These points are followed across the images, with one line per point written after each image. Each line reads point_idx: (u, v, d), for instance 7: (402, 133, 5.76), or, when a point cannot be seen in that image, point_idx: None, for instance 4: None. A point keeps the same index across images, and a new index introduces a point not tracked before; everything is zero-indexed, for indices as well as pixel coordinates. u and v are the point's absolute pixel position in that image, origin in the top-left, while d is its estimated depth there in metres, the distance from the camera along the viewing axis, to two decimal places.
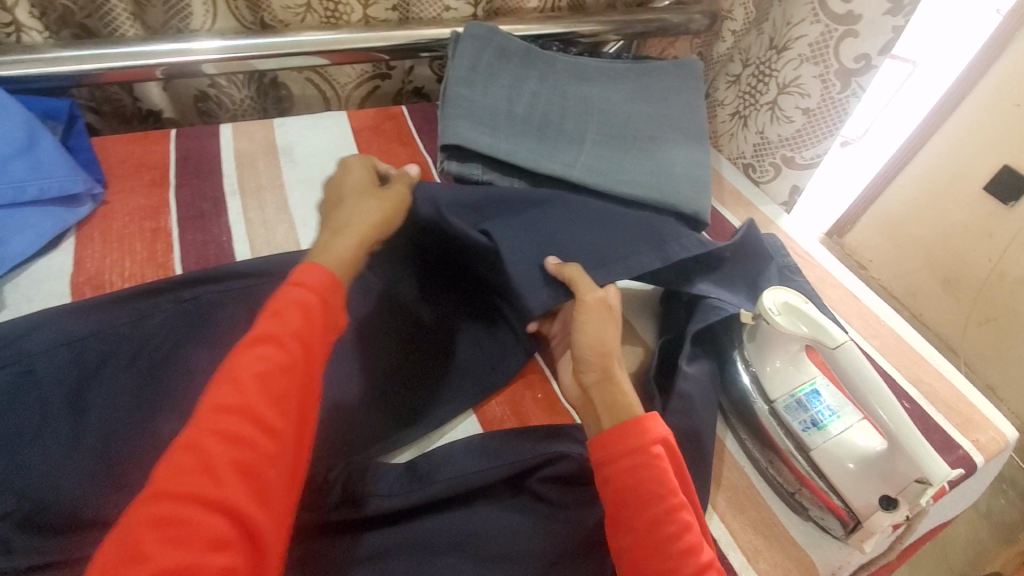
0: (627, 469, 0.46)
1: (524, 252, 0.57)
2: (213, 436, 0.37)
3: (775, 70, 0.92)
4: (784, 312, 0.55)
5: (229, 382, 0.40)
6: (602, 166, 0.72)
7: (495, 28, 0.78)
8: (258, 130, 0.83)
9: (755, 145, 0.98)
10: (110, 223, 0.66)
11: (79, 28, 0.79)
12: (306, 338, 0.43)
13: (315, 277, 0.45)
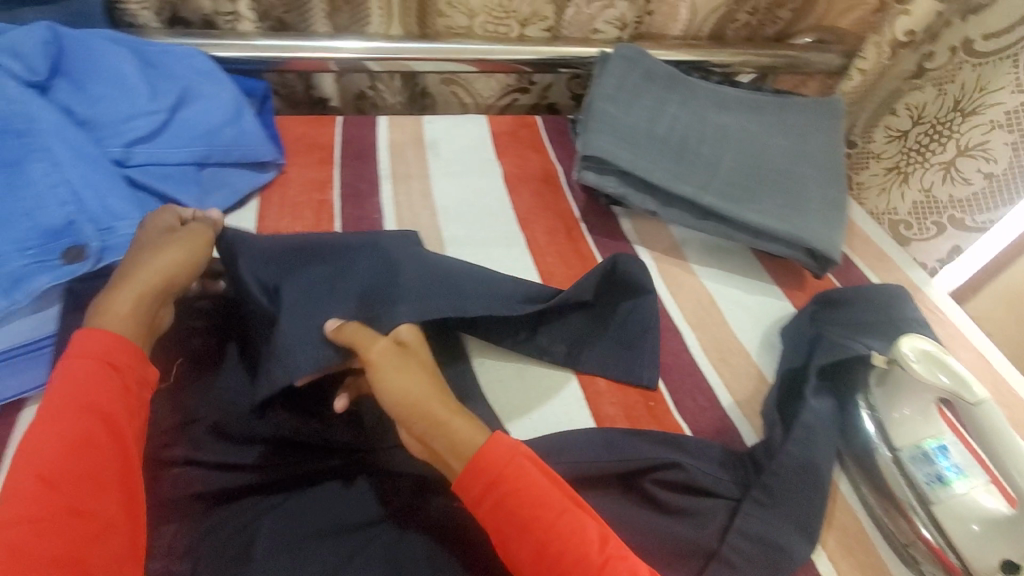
0: (498, 490, 0.43)
1: (312, 301, 0.52)
2: (22, 528, 0.37)
3: (955, 131, 0.86)
4: (924, 360, 0.55)
5: (27, 466, 0.40)
6: (734, 194, 0.73)
7: (643, 53, 0.82)
8: (410, 124, 0.91)
9: (915, 204, 0.92)
10: (286, 191, 0.76)
11: (276, 21, 0.90)
12: (90, 401, 0.43)
13: (101, 344, 0.46)
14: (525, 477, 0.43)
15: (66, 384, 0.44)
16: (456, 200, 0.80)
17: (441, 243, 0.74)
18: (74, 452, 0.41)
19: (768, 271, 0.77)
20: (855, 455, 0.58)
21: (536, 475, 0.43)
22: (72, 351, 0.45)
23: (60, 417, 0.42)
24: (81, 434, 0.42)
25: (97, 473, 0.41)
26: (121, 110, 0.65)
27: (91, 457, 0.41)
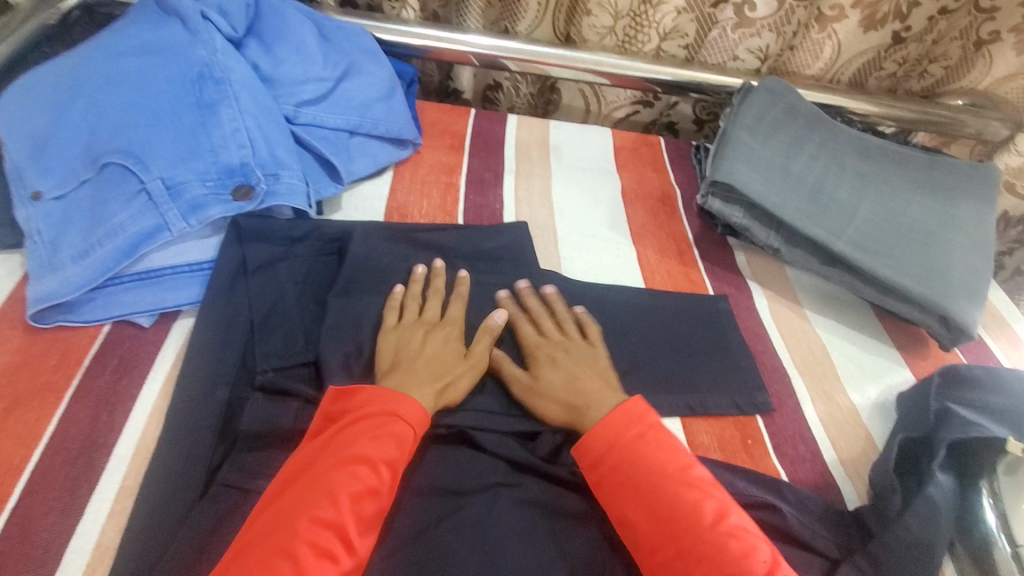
0: (625, 442, 0.49)
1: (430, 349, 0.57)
2: (321, 487, 0.43)
3: None
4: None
5: (345, 445, 0.45)
6: (869, 245, 0.70)
7: (790, 88, 0.81)
8: (537, 127, 0.94)
9: None
10: (418, 169, 0.80)
11: (432, 14, 0.99)
12: (402, 437, 0.47)
13: (412, 410, 0.48)
14: (655, 442, 0.49)
15: (365, 429, 0.46)
16: (572, 204, 0.81)
17: (554, 243, 0.75)
18: (356, 500, 0.43)
19: (890, 335, 0.73)
20: (970, 545, 0.53)
21: (664, 443, 0.49)
22: (377, 396, 0.49)
23: (367, 431, 0.46)
24: (351, 502, 0.42)
25: (340, 546, 0.41)
26: (299, 73, 0.72)
27: (353, 532, 0.42)
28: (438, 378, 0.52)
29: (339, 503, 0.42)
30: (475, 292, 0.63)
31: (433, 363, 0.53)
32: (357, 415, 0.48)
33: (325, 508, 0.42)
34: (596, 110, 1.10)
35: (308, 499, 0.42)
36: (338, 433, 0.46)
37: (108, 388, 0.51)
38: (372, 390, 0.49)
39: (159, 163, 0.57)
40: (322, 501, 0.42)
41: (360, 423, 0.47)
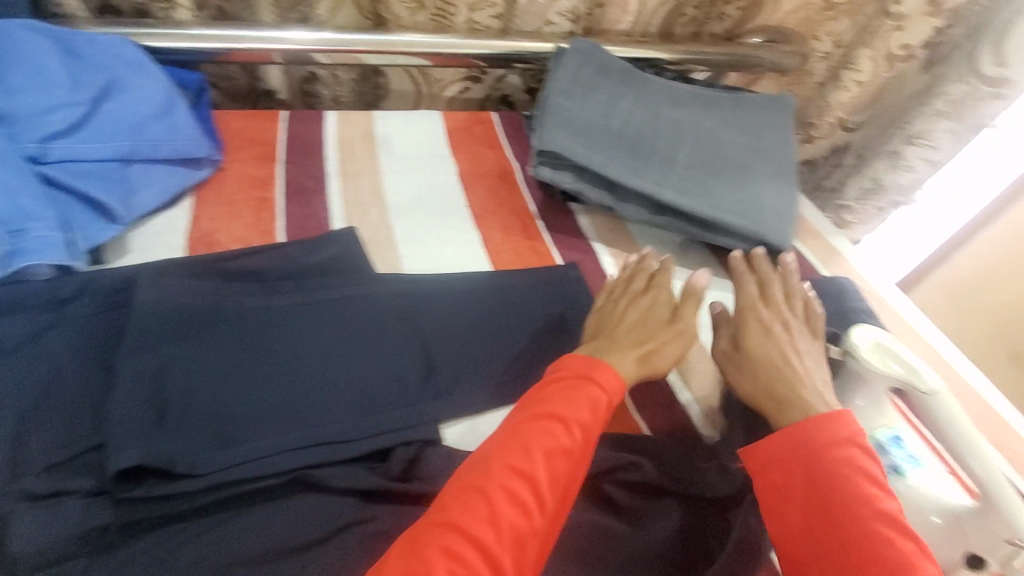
0: (823, 460, 0.46)
1: (251, 391, 0.51)
2: (535, 449, 0.45)
3: (908, 122, 1.02)
4: (874, 352, 0.55)
5: (562, 403, 0.48)
6: (690, 188, 0.73)
7: (598, 46, 0.82)
8: (360, 120, 0.87)
9: (867, 189, 1.11)
10: (224, 188, 0.71)
11: (216, 12, 0.86)
12: (597, 403, 0.49)
13: (608, 377, 0.51)
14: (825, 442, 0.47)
15: (562, 394, 0.49)
16: (407, 198, 0.76)
17: (391, 242, 0.70)
18: (550, 455, 0.45)
19: (725, 268, 0.78)
20: None
21: (868, 466, 0.46)
22: (569, 361, 0.52)
23: (580, 394, 0.49)
24: (541, 453, 0.45)
25: (532, 498, 0.43)
26: (39, 102, 0.60)
27: (544, 485, 0.44)
28: (636, 328, 0.57)
29: (533, 457, 0.45)
30: (305, 315, 0.57)
31: (636, 328, 0.57)
32: (548, 382, 0.50)
33: (520, 460, 0.44)
34: (427, 91, 1.05)
35: (499, 450, 0.45)
36: (535, 405, 0.48)
37: None
38: (564, 359, 0.52)
39: None
40: (518, 455, 0.45)
41: (562, 386, 0.50)
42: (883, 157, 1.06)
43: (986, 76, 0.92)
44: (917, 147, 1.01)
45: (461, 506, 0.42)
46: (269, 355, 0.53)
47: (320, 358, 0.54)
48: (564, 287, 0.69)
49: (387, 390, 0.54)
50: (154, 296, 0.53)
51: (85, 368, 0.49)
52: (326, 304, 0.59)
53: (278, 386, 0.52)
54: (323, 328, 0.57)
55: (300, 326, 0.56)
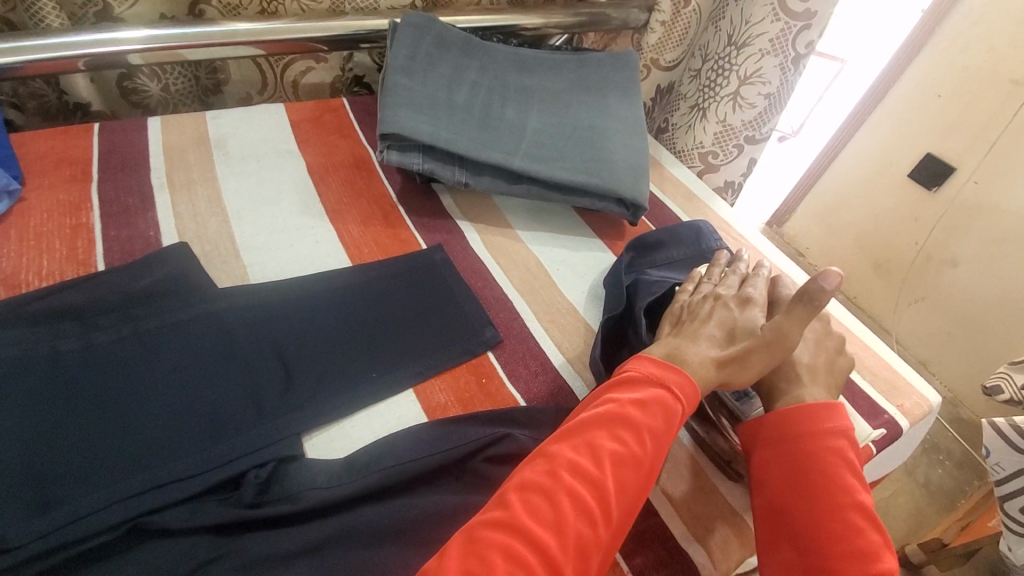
0: (795, 444, 0.50)
1: (73, 443, 0.45)
2: (578, 450, 0.45)
3: (735, 63, 0.99)
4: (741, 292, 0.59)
5: (630, 409, 0.48)
6: (543, 154, 0.73)
7: (434, 19, 0.79)
8: (190, 123, 0.79)
9: (716, 133, 1.07)
10: (26, 221, 0.62)
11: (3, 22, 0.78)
12: (668, 409, 0.49)
13: (681, 385, 0.50)
14: (801, 429, 0.50)
15: (632, 399, 0.48)
16: (253, 202, 0.71)
17: (236, 252, 0.65)
18: (619, 462, 0.45)
19: (591, 227, 0.79)
20: None
21: (846, 455, 0.49)
22: (641, 366, 0.51)
23: (623, 399, 0.48)
24: (606, 462, 0.44)
25: (597, 503, 0.42)
26: None
27: (611, 492, 0.43)
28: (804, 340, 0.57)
29: (603, 464, 0.44)
30: (135, 349, 0.52)
31: (730, 339, 0.55)
32: (624, 386, 0.50)
33: (589, 464, 0.44)
34: (270, 78, 0.99)
35: (572, 458, 0.44)
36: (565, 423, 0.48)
37: None
38: (639, 361, 0.52)
39: None
40: (584, 455, 0.45)
41: (626, 393, 0.49)
42: (722, 99, 1.03)
43: (792, 11, 0.90)
44: (753, 85, 0.99)
45: (500, 525, 0.40)
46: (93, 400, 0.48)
47: (158, 391, 0.49)
48: (431, 271, 0.67)
49: (240, 412, 0.50)
50: None
51: None
52: (160, 332, 0.53)
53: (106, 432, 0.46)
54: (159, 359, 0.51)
55: (128, 361, 0.51)
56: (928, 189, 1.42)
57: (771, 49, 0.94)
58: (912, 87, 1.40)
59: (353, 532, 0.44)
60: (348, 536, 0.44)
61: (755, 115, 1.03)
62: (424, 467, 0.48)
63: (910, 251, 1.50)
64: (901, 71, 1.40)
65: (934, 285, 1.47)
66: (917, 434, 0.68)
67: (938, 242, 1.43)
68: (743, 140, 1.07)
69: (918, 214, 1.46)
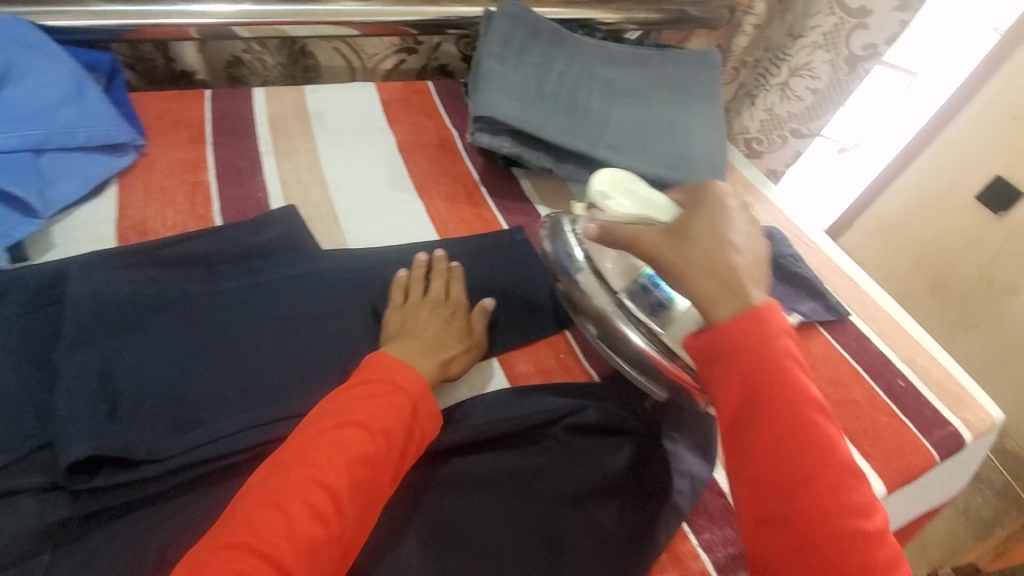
0: (741, 349, 0.43)
1: (204, 377, 0.50)
2: (297, 454, 0.43)
3: (788, 55, 1.03)
4: (617, 196, 0.57)
5: (337, 415, 0.45)
6: (625, 146, 0.75)
7: (528, 8, 0.82)
8: (291, 96, 0.85)
9: (763, 121, 1.12)
10: (151, 174, 0.68)
11: None
12: (399, 411, 0.46)
13: (410, 380, 0.49)
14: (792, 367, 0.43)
15: (358, 399, 0.46)
16: (348, 173, 0.75)
17: (335, 219, 0.70)
18: (353, 464, 0.43)
19: None
20: None
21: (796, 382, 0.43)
22: (383, 366, 0.49)
23: (347, 400, 0.46)
24: (343, 467, 0.43)
25: (331, 506, 0.41)
26: None
27: (346, 495, 0.42)
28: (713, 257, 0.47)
29: (338, 469, 0.42)
30: (253, 296, 0.57)
31: (427, 344, 0.54)
32: (344, 390, 0.47)
33: (322, 471, 0.42)
34: (360, 65, 1.02)
35: (298, 462, 0.42)
36: (332, 415, 0.45)
37: None
38: (379, 359, 0.50)
39: None
40: (315, 463, 0.42)
41: (353, 390, 0.47)
42: (773, 88, 1.08)
43: (849, 6, 0.93)
44: (802, 77, 1.03)
45: (236, 535, 0.39)
46: (218, 339, 0.53)
47: (273, 336, 0.54)
48: (513, 248, 0.70)
49: (345, 365, 0.54)
50: (88, 287, 0.51)
51: (21, 367, 0.47)
52: (274, 284, 0.58)
53: (232, 368, 0.51)
54: (274, 310, 0.56)
55: (248, 307, 0.56)
56: (995, 212, 1.41)
57: (824, 43, 0.98)
58: (986, 105, 1.36)
59: (452, 479, 0.50)
60: (444, 482, 0.50)
61: (802, 107, 1.06)
62: (511, 428, 0.52)
63: (970, 274, 1.49)
64: (976, 86, 1.36)
65: (991, 309, 1.47)
66: (978, 451, 0.68)
67: (1002, 266, 1.43)
68: (788, 132, 1.10)
69: (982, 237, 1.45)
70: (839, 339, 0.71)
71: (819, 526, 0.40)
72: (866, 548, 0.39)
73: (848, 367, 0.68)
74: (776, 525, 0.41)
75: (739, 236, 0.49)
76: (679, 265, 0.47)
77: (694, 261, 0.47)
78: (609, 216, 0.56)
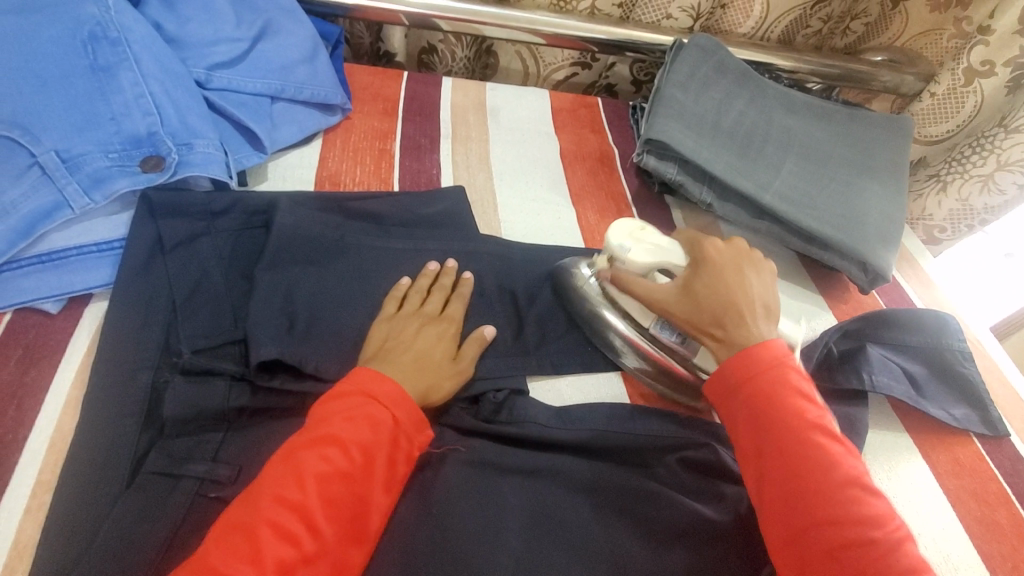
0: (762, 388, 0.50)
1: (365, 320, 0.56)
2: (279, 464, 0.43)
3: (997, 147, 0.86)
4: (637, 248, 0.60)
5: (319, 421, 0.45)
6: (795, 198, 0.73)
7: (720, 44, 0.82)
8: (474, 89, 0.91)
9: (953, 211, 0.95)
10: (350, 135, 0.77)
11: None
12: (375, 417, 0.46)
13: (390, 392, 0.48)
14: (795, 384, 0.50)
15: (338, 410, 0.46)
16: (511, 168, 0.80)
17: (493, 207, 0.74)
18: (325, 479, 0.42)
19: (815, 282, 0.77)
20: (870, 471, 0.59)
21: (815, 422, 0.48)
22: (355, 378, 0.48)
23: (326, 413, 0.46)
24: (316, 484, 0.42)
25: (303, 528, 0.40)
26: (208, 33, 0.66)
27: (318, 514, 0.41)
28: (707, 298, 0.55)
29: (306, 487, 0.42)
30: (414, 259, 0.62)
31: (422, 362, 0.52)
32: (330, 398, 0.47)
33: (290, 489, 0.41)
34: (535, 72, 1.07)
35: (269, 478, 0.42)
36: (310, 428, 0.45)
37: (14, 381, 0.46)
38: (360, 372, 0.49)
39: (50, 134, 0.52)
40: (289, 482, 0.42)
41: (341, 398, 0.47)
42: (969, 180, 0.91)
43: None
44: (1012, 173, 0.87)
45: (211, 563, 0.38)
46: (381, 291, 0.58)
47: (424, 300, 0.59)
48: None
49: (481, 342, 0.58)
50: (291, 218, 0.59)
51: (229, 274, 0.55)
52: (434, 254, 0.63)
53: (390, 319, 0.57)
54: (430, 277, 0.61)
55: (408, 268, 0.61)
56: None
57: None
58: None
59: (561, 475, 0.51)
60: (553, 475, 0.50)
61: (1002, 201, 0.91)
62: (626, 442, 0.53)
63: None
64: None
65: None
66: None
67: None
68: (978, 223, 0.96)
69: None
70: (994, 454, 0.63)
71: (835, 534, 0.43)
72: (888, 552, 0.42)
73: (997, 485, 0.60)
74: (802, 539, 0.44)
75: (758, 286, 0.58)
76: (696, 317, 0.55)
77: (706, 304, 0.55)
78: (627, 266, 0.59)
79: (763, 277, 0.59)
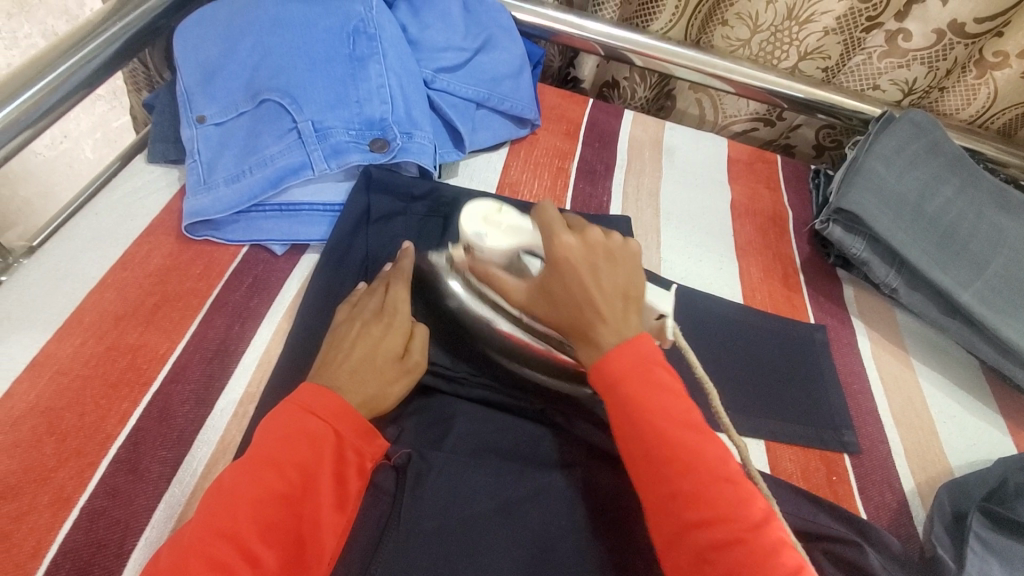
0: (624, 387, 0.44)
1: None
2: (219, 493, 0.41)
3: None
4: (491, 233, 0.54)
5: (256, 443, 0.43)
6: (997, 303, 0.66)
7: (937, 125, 0.76)
8: (653, 125, 0.92)
9: None
10: (533, 149, 0.82)
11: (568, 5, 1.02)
12: (312, 434, 0.44)
13: (327, 405, 0.45)
14: (658, 379, 0.45)
15: (274, 432, 0.44)
16: (678, 209, 0.80)
17: (655, 243, 0.75)
18: (263, 505, 0.40)
19: (998, 398, 0.68)
20: None
21: (680, 420, 0.43)
22: (291, 396, 0.46)
23: (263, 435, 0.43)
24: (250, 509, 0.40)
25: (242, 561, 0.38)
26: (441, 39, 0.74)
27: (258, 544, 0.39)
28: (566, 311, 0.49)
29: (239, 514, 0.40)
30: None
31: (363, 369, 0.49)
32: (268, 417, 0.45)
33: (226, 521, 0.39)
34: (713, 120, 1.06)
35: (207, 508, 0.40)
36: (249, 451, 0.43)
37: (242, 303, 0.56)
38: (302, 389, 0.46)
39: (311, 106, 0.62)
40: (226, 513, 0.40)
41: (278, 418, 0.44)
42: None
43: None
44: None
45: None
46: None
47: None
48: (810, 349, 0.68)
49: None
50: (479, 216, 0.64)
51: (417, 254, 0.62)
52: None
53: None
54: None
55: None
56: None
57: None
58: None
59: None
60: None
61: None
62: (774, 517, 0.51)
63: None
64: None
65: None
66: None
67: None
68: None
69: None
70: None
71: (705, 534, 0.39)
72: (756, 550, 0.37)
73: None
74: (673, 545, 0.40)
75: (609, 280, 0.49)
76: (555, 319, 0.50)
77: (562, 306, 0.49)
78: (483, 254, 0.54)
79: (626, 270, 0.50)
